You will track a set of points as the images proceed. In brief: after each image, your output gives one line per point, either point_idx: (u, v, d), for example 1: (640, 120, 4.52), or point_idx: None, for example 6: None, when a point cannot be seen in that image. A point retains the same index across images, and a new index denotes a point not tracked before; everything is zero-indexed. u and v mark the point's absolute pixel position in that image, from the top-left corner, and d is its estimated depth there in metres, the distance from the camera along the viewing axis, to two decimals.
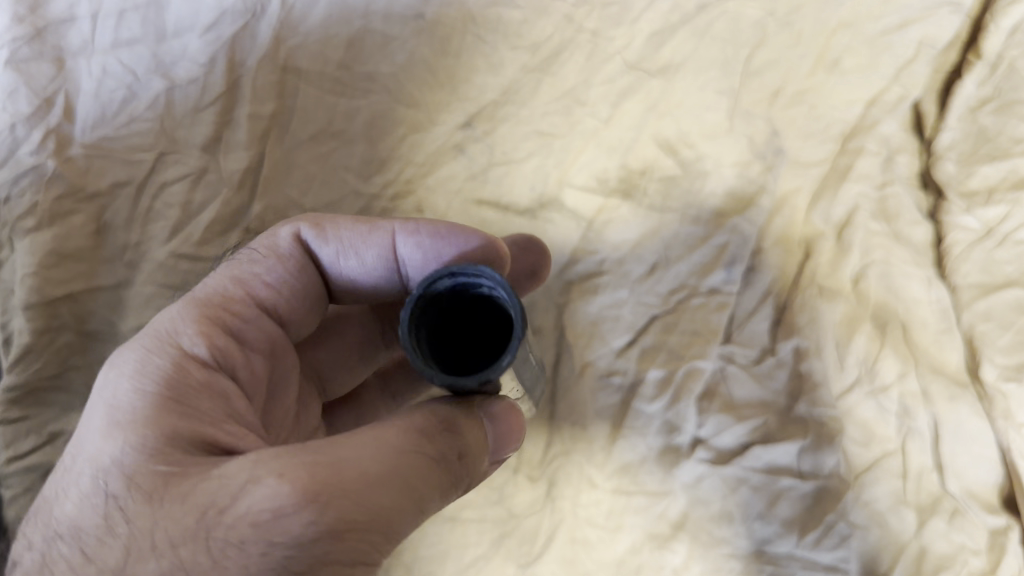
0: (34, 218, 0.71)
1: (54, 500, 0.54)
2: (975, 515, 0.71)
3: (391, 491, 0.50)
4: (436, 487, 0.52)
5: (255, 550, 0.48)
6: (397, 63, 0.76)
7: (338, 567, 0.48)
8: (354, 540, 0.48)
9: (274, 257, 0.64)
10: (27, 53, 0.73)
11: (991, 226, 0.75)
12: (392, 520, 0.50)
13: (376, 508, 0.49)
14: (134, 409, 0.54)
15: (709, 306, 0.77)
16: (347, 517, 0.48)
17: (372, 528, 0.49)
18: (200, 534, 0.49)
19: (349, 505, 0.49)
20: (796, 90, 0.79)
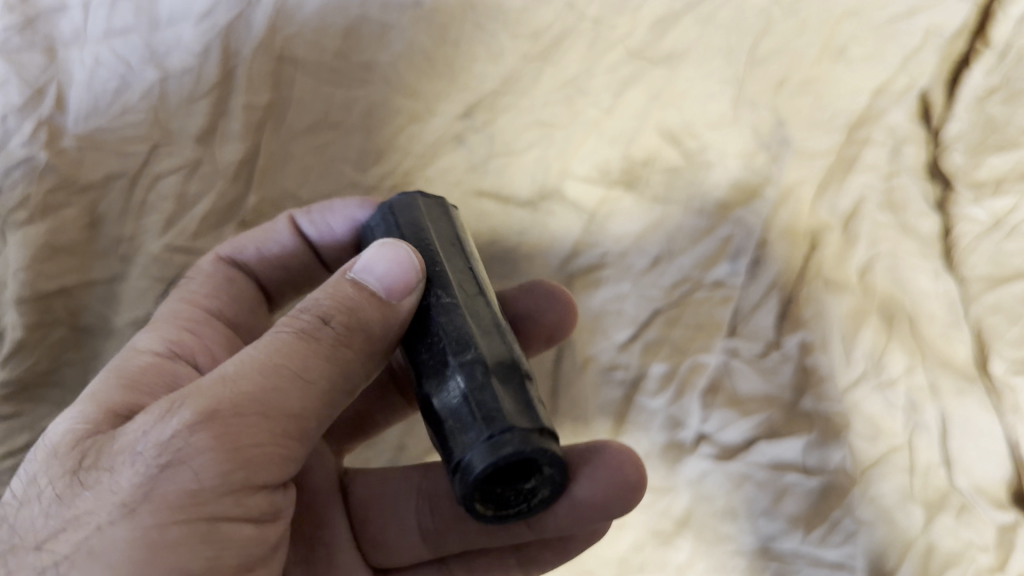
0: (26, 212, 0.69)
1: None
2: (983, 511, 0.70)
3: (265, 376, 0.48)
4: (324, 363, 0.50)
5: (132, 463, 0.46)
6: (396, 53, 0.72)
7: (213, 450, 0.46)
8: (233, 423, 0.47)
9: (198, 277, 0.68)
10: (17, 43, 0.69)
11: (999, 218, 0.75)
12: (279, 401, 0.48)
13: (253, 392, 0.48)
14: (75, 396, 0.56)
15: (713, 300, 0.76)
16: (221, 402, 0.47)
17: (244, 410, 0.47)
18: (88, 464, 0.48)
19: (213, 395, 0.47)
20: (802, 79, 0.77)
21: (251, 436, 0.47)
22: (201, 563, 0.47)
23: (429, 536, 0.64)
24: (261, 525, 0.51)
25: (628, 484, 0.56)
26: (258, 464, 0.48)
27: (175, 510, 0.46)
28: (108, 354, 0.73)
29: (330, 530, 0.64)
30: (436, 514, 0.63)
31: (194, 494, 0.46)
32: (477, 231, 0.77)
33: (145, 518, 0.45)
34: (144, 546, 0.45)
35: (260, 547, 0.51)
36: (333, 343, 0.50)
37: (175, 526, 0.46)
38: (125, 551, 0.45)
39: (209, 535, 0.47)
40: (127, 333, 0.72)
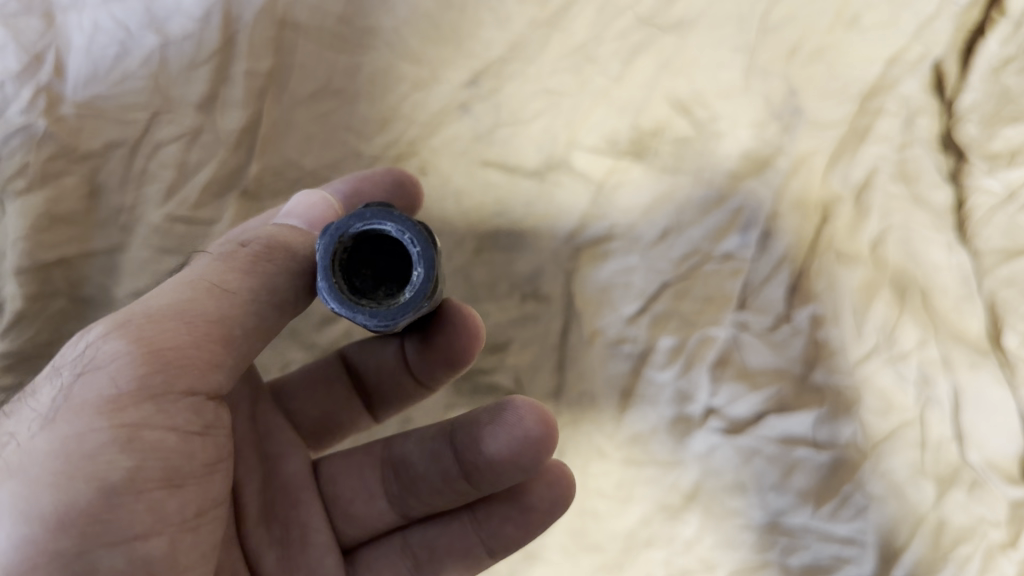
0: (24, 179, 0.68)
1: None
2: (995, 486, 0.69)
3: (186, 289, 0.47)
4: (244, 276, 0.48)
5: (57, 383, 0.45)
6: (401, 17, 0.73)
7: (128, 359, 0.44)
8: (148, 330, 0.45)
9: None
10: (15, 8, 0.69)
11: (1014, 189, 0.74)
12: (196, 309, 0.46)
13: (170, 303, 0.46)
14: None
15: (723, 272, 0.74)
16: (134, 312, 0.46)
17: (165, 318, 0.46)
18: (24, 394, 0.47)
19: (136, 307, 0.46)
20: (815, 47, 0.76)
21: (166, 342, 0.45)
22: (120, 476, 0.43)
23: (397, 501, 0.60)
24: (191, 441, 0.46)
25: (559, 501, 0.59)
26: (180, 370, 0.45)
27: (92, 414, 0.43)
28: None
29: (306, 511, 0.59)
30: (401, 475, 0.60)
31: (110, 397, 0.43)
32: (481, 202, 0.75)
33: (63, 426, 0.43)
34: (61, 455, 0.43)
35: (198, 472, 0.47)
36: (252, 256, 0.49)
37: (94, 432, 0.43)
38: (43, 460, 0.43)
39: (129, 443, 0.43)
40: (129, 305, 0.70)
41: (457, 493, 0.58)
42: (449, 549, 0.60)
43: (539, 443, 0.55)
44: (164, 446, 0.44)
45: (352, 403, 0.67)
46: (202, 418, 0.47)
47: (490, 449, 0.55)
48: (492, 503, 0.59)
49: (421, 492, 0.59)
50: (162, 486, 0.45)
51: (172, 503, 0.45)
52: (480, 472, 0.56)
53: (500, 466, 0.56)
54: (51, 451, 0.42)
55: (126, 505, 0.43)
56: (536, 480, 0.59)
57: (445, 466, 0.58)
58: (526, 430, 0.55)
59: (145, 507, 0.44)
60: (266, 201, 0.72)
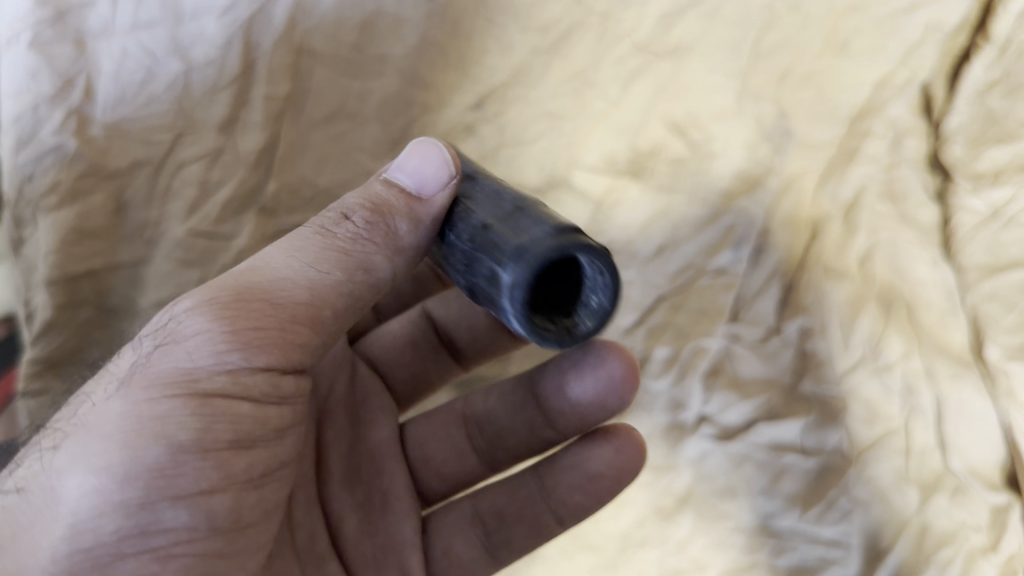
0: (56, 196, 0.72)
1: None
2: (977, 492, 0.73)
3: (278, 270, 0.51)
4: (338, 256, 0.51)
5: (144, 348, 0.49)
6: (409, 46, 0.76)
7: (208, 334, 0.48)
8: (231, 306, 0.49)
9: None
10: (49, 36, 0.71)
11: (997, 208, 0.78)
12: (286, 292, 0.50)
13: (260, 281, 0.50)
14: None
15: (716, 286, 0.78)
16: (223, 289, 0.50)
17: (247, 296, 0.49)
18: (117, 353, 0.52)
19: (225, 282, 0.50)
20: (805, 73, 0.79)
21: (248, 318, 0.49)
22: (188, 436, 0.47)
23: (482, 454, 0.69)
24: (264, 408, 0.50)
25: (628, 464, 0.64)
26: (259, 347, 0.49)
27: (167, 386, 0.47)
28: (134, 332, 0.75)
29: (389, 479, 0.67)
30: (484, 432, 0.68)
31: (187, 371, 0.47)
32: None
33: (139, 391, 0.47)
34: (133, 416, 0.46)
35: (266, 437, 0.51)
36: (352, 233, 0.52)
37: (166, 399, 0.47)
38: (116, 419, 0.47)
39: (201, 409, 0.47)
40: (152, 314, 0.75)
41: (542, 441, 0.66)
42: (519, 517, 0.66)
43: (618, 386, 0.61)
44: (235, 412, 0.48)
45: (441, 360, 0.75)
46: (279, 389, 0.51)
47: (574, 396, 0.62)
48: (561, 473, 0.64)
49: (506, 443, 0.68)
50: (229, 447, 0.49)
51: (239, 464, 0.50)
52: (557, 415, 0.64)
53: (586, 407, 0.63)
54: (123, 414, 0.46)
55: (191, 463, 0.47)
56: (606, 442, 0.64)
57: (528, 414, 0.66)
58: (609, 373, 0.60)
59: (213, 464, 0.48)
60: (283, 219, 0.77)
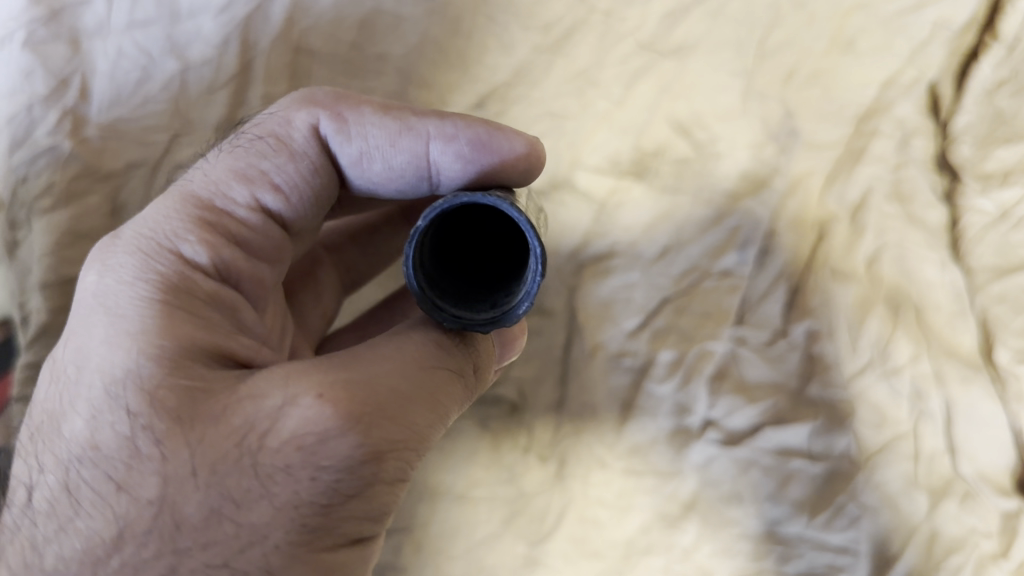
0: (50, 198, 0.71)
1: (64, 420, 0.49)
2: (986, 498, 0.71)
3: (418, 402, 0.49)
4: (455, 390, 0.52)
5: (303, 475, 0.45)
6: (411, 44, 0.75)
7: (383, 485, 0.47)
8: (398, 454, 0.47)
9: (277, 143, 0.57)
10: (43, 35, 0.71)
11: (1005, 209, 0.77)
12: (430, 434, 0.50)
13: (414, 426, 0.48)
14: (140, 318, 0.49)
15: (722, 289, 0.77)
16: (382, 433, 0.47)
17: (410, 444, 0.48)
18: (245, 460, 0.46)
19: (388, 426, 0.47)
20: (811, 71, 0.78)
21: (383, 458, 0.47)
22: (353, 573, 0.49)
23: None
24: None
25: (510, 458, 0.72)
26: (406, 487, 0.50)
27: (344, 535, 0.47)
28: None
29: None
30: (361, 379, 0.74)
31: (366, 517, 0.47)
32: None
33: (264, 516, 0.46)
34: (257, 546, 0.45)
35: None
36: (450, 371, 0.51)
37: (341, 543, 0.47)
38: (302, 567, 0.46)
39: (364, 549, 0.49)
40: None
41: None
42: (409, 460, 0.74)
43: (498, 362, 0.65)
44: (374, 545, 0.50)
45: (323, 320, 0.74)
46: None
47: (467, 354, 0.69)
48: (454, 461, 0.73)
49: None
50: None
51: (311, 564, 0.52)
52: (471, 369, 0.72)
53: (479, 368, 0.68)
54: (311, 563, 0.46)
55: None
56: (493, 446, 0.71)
57: None
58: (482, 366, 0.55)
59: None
60: None
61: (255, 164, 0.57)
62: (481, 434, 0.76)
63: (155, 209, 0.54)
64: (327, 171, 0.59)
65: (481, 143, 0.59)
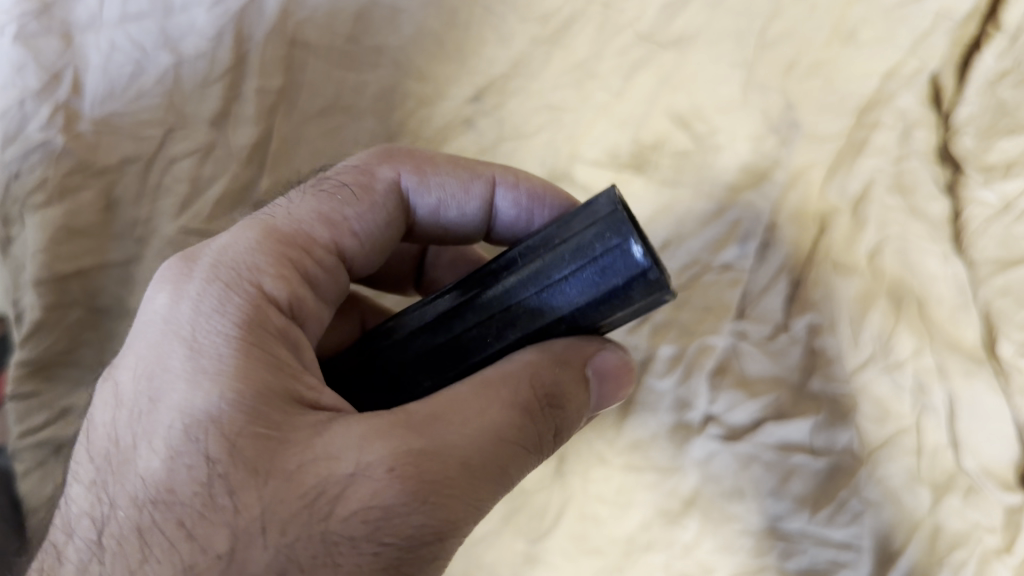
0: (43, 194, 0.70)
1: (144, 458, 0.50)
2: (990, 493, 0.70)
3: (484, 477, 0.50)
4: (524, 458, 0.53)
5: (366, 549, 0.47)
6: (406, 36, 0.74)
7: (438, 558, 0.49)
8: (454, 529, 0.49)
9: (366, 196, 0.62)
10: (34, 28, 0.71)
11: (1009, 201, 0.76)
12: (486, 502, 0.51)
13: (472, 501, 0.50)
14: (223, 356, 0.51)
15: (722, 282, 0.76)
16: (445, 515, 0.48)
17: (466, 519, 0.50)
18: (311, 521, 0.47)
19: (452, 502, 0.49)
20: (812, 62, 0.78)
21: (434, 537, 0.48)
22: None
23: None
24: None
25: None
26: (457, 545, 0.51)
27: None
28: (125, 332, 0.73)
29: None
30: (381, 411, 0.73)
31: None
32: None
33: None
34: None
35: None
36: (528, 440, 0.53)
37: None
38: None
39: None
40: None
41: None
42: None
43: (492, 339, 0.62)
44: None
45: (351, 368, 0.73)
46: None
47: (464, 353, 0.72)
48: None
49: None
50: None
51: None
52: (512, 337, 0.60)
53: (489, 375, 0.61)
54: None
55: None
56: None
57: None
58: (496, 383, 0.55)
59: None
60: None
61: (338, 210, 0.61)
62: None
63: (238, 244, 0.57)
64: (404, 212, 0.64)
65: (536, 195, 0.66)
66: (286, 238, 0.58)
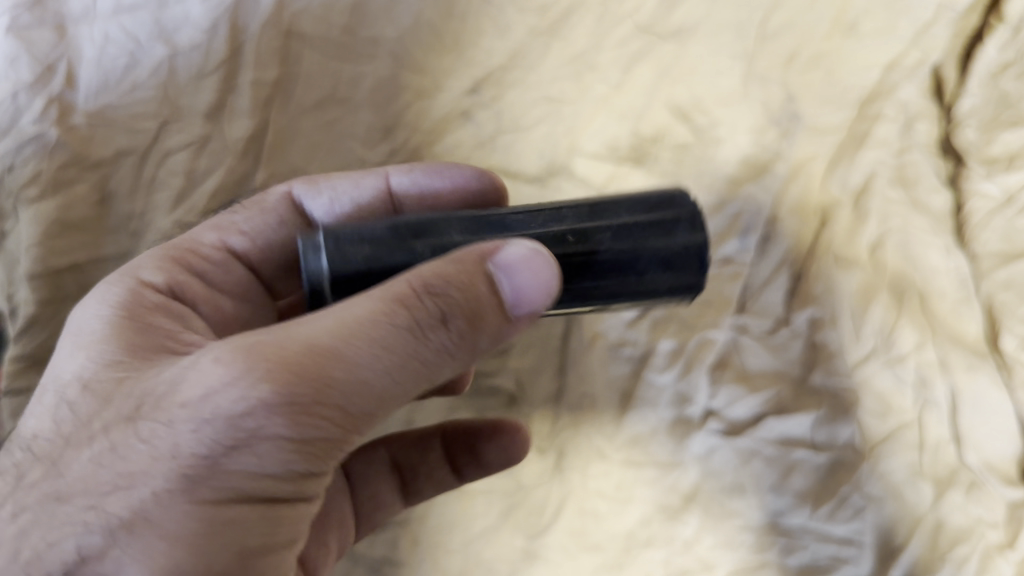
0: (37, 187, 0.70)
1: (30, 417, 0.53)
2: (993, 487, 0.70)
3: (365, 381, 0.46)
4: (416, 368, 0.47)
5: (200, 433, 0.45)
6: (404, 27, 0.74)
7: (291, 448, 0.45)
8: (307, 420, 0.45)
9: (263, 206, 0.66)
10: (27, 20, 0.70)
11: (1012, 194, 0.76)
12: (368, 401, 0.46)
13: (357, 378, 0.45)
14: (96, 330, 0.55)
15: (723, 276, 0.75)
16: (306, 398, 0.44)
17: (335, 408, 0.45)
18: (143, 417, 0.47)
19: (331, 388, 0.45)
20: (813, 54, 0.77)
21: (323, 431, 0.45)
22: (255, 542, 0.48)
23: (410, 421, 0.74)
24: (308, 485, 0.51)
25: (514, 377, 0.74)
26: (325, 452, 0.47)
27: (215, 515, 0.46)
28: None
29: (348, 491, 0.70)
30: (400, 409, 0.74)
31: (248, 483, 0.46)
32: None
33: (200, 494, 0.46)
34: (203, 522, 0.46)
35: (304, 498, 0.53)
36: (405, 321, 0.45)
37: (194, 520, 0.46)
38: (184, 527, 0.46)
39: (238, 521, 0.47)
40: None
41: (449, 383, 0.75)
42: (427, 465, 0.71)
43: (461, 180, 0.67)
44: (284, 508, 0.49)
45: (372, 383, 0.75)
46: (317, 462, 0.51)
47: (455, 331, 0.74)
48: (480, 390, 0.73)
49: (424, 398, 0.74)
50: (279, 547, 0.50)
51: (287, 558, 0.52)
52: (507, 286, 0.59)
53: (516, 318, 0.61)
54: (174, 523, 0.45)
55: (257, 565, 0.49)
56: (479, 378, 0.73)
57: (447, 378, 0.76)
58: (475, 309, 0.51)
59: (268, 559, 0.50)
60: None
61: (230, 219, 0.67)
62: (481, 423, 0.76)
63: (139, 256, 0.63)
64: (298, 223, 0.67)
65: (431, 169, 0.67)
66: (170, 246, 0.64)
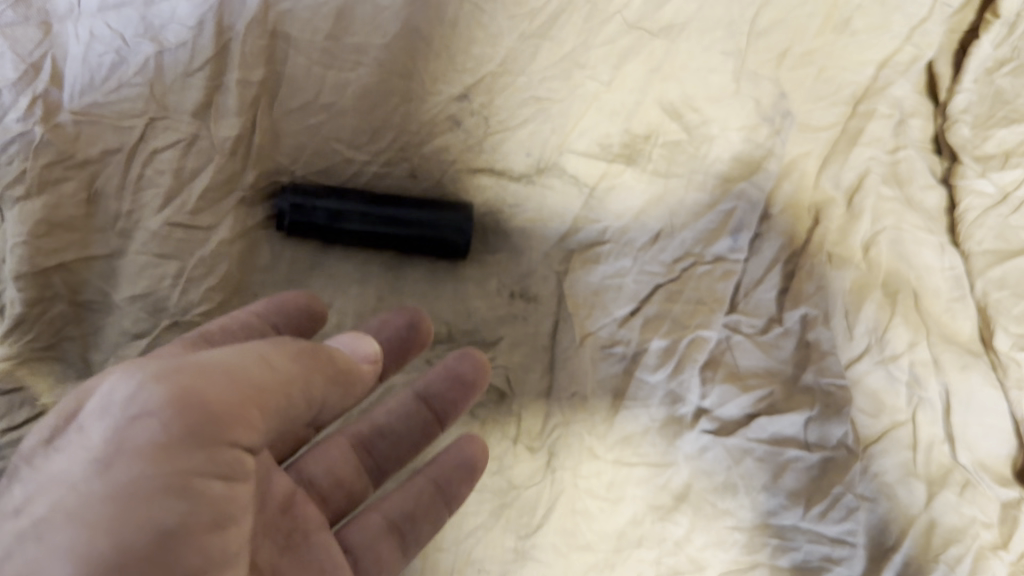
0: (23, 186, 0.69)
1: None
2: (986, 487, 0.69)
3: (240, 359, 0.50)
4: (306, 357, 0.52)
5: (101, 424, 0.47)
6: (390, 35, 0.70)
7: (192, 408, 0.47)
8: (199, 381, 0.47)
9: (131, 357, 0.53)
10: (11, 18, 0.68)
11: (1006, 192, 0.75)
12: (253, 375, 0.49)
13: (236, 361, 0.50)
14: None
15: (714, 274, 0.76)
16: (190, 363, 0.48)
17: (215, 375, 0.48)
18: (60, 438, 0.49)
19: (213, 367, 0.49)
20: (803, 52, 0.74)
21: (221, 395, 0.48)
22: (175, 520, 0.46)
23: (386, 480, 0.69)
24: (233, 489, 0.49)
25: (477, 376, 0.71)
26: (233, 420, 0.48)
27: (126, 471, 0.46)
28: (109, 326, 0.73)
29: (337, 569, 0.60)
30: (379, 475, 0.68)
31: (160, 442, 0.46)
32: (468, 205, 0.79)
33: (112, 474, 0.46)
34: (117, 500, 0.45)
35: (241, 518, 0.50)
36: (295, 349, 0.53)
37: (119, 480, 0.46)
38: (95, 506, 0.45)
39: (184, 489, 0.46)
40: (127, 308, 0.73)
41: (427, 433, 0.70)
42: (424, 512, 0.65)
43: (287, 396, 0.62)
44: (213, 493, 0.47)
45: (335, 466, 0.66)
46: (243, 468, 0.50)
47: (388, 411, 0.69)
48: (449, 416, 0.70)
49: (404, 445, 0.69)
50: (215, 530, 0.48)
51: (223, 548, 0.48)
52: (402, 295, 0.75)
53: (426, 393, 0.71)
54: (99, 493, 0.46)
55: (184, 547, 0.46)
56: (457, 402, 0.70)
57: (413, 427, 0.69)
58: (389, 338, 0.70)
59: (200, 552, 0.47)
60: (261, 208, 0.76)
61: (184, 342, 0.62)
62: (469, 419, 0.74)
63: None
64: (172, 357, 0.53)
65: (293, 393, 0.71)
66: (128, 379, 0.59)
